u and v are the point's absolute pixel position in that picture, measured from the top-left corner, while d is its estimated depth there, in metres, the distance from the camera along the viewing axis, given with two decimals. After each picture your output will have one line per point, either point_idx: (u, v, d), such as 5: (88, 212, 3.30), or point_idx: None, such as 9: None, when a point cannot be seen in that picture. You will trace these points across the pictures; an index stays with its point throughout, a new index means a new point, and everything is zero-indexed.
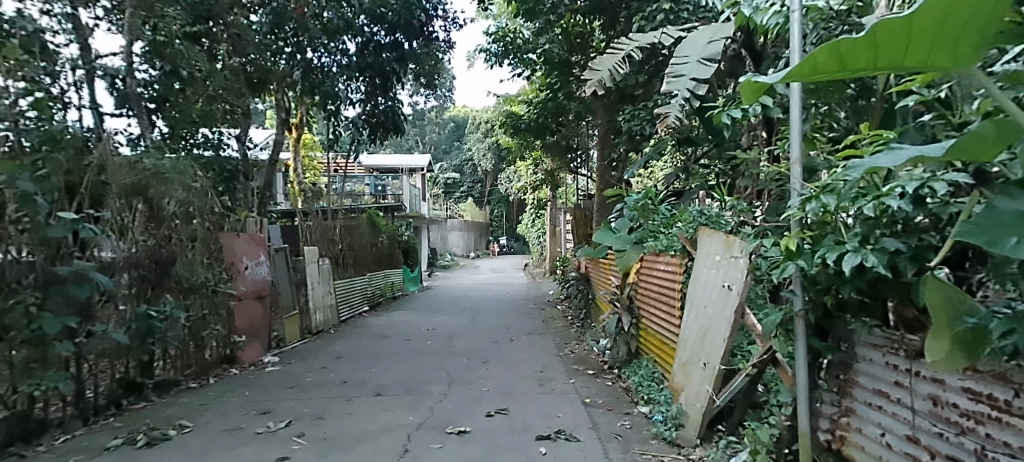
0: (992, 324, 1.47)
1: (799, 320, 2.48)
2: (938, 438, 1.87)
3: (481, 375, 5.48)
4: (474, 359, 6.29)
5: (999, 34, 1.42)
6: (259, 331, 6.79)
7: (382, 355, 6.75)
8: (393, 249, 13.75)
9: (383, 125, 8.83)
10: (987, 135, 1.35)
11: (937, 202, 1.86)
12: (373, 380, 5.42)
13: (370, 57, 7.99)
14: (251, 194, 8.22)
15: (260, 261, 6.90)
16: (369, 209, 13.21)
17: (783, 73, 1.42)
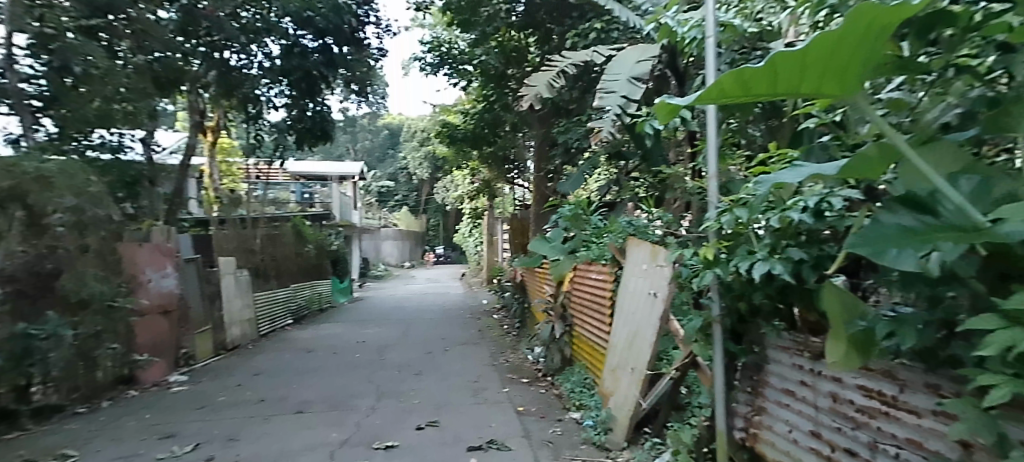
0: (878, 326, 1.64)
1: (716, 325, 2.66)
2: (838, 432, 2.03)
3: (412, 388, 5.42)
4: (406, 371, 6.20)
5: (881, 66, 1.60)
6: (164, 348, 6.40)
7: (306, 370, 6.54)
8: (320, 258, 13.38)
9: (310, 130, 8.85)
10: (869, 157, 1.53)
11: (835, 215, 2.02)
12: (294, 397, 5.25)
13: (297, 60, 7.88)
14: (159, 201, 7.70)
15: (166, 273, 6.53)
16: (295, 217, 12.78)
17: (694, 96, 1.53)
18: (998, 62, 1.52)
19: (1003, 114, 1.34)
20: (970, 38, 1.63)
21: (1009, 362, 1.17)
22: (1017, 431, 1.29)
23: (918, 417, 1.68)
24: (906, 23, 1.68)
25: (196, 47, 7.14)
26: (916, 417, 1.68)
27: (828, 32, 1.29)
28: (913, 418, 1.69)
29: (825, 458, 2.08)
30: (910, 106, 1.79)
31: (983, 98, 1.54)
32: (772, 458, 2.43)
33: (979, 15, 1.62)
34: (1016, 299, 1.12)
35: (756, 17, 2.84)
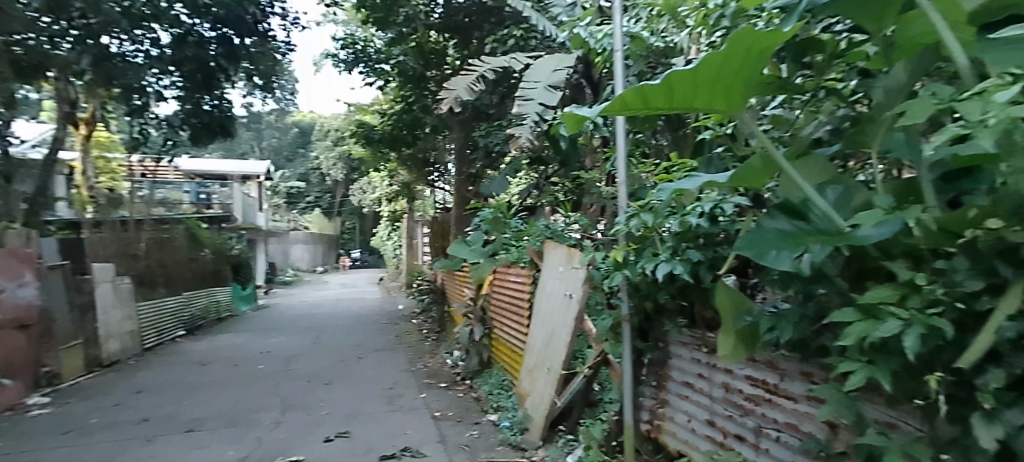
0: (761, 321, 1.80)
1: (625, 324, 2.79)
2: (729, 420, 2.21)
3: (321, 398, 5.27)
4: (315, 381, 6.00)
5: (763, 85, 1.77)
6: (22, 368, 5.80)
7: (200, 384, 6.18)
8: (218, 264, 12.60)
9: (207, 126, 8.36)
10: (755, 167, 1.69)
11: (727, 220, 2.20)
12: (186, 414, 4.95)
13: (190, 51, 7.32)
14: (15, 202, 6.88)
15: (23, 283, 5.95)
16: (188, 218, 11.98)
17: (598, 108, 1.63)
18: (860, 87, 1.71)
19: (858, 130, 1.48)
20: (836, 64, 1.82)
21: (863, 350, 1.30)
22: (876, 411, 1.46)
23: (795, 403, 1.86)
24: (784, 47, 1.86)
25: (67, 30, 6.45)
26: (793, 403, 1.87)
27: (714, 54, 1.42)
28: (792, 404, 1.88)
29: (719, 444, 2.26)
30: (789, 122, 1.98)
31: (848, 118, 1.73)
32: (674, 447, 2.59)
33: (844, 44, 1.81)
34: (869, 295, 1.24)
35: (661, 34, 2.96)
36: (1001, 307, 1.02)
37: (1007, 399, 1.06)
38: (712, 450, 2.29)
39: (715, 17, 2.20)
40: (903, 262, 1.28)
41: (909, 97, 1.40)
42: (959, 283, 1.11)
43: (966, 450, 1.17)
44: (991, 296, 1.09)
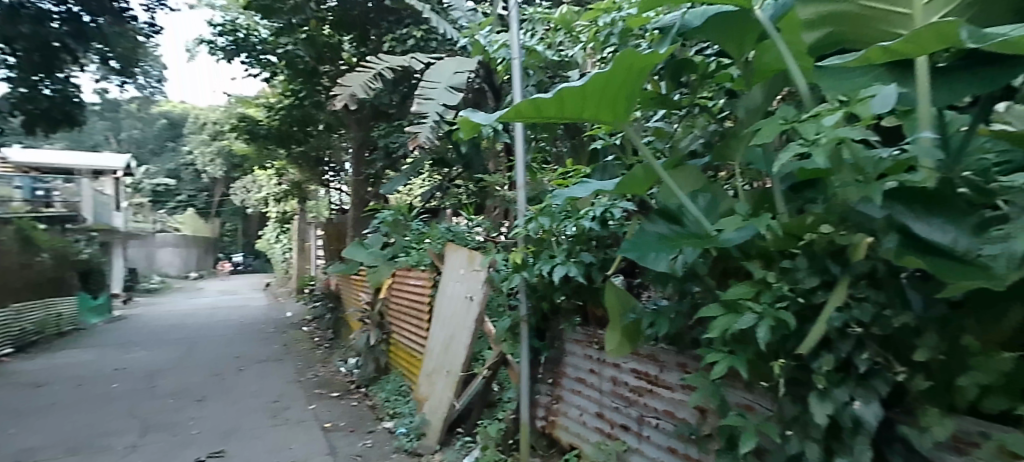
0: (643, 317, 1.94)
1: (522, 324, 2.86)
2: (616, 411, 2.35)
3: (191, 416, 4.91)
4: (184, 399, 5.55)
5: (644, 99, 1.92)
6: None
7: (41, 408, 5.53)
8: (59, 271, 11.31)
9: (47, 114, 6.92)
10: (638, 177, 1.81)
11: (616, 224, 2.33)
12: (19, 443, 4.40)
13: (25, 26, 5.96)
14: None
15: None
16: (24, 218, 10.64)
17: (492, 117, 1.69)
18: (726, 105, 1.89)
19: (723, 144, 1.62)
20: (707, 84, 1.99)
21: (725, 341, 1.41)
22: (736, 394, 1.62)
23: (672, 391, 2.03)
24: (664, 66, 2.01)
25: None
26: (671, 391, 2.03)
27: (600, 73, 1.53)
28: (670, 392, 2.04)
29: (607, 434, 2.40)
30: (669, 134, 2.13)
31: (718, 132, 1.91)
32: (567, 441, 2.72)
33: (713, 66, 2.00)
34: (731, 292, 1.33)
35: (557, 47, 3.02)
36: (830, 300, 1.11)
37: (834, 380, 1.14)
38: (600, 441, 2.43)
39: (605, 35, 2.33)
40: (755, 261, 1.35)
41: (765, 117, 1.56)
42: (801, 279, 1.20)
43: (804, 427, 1.24)
44: (826, 290, 1.18)
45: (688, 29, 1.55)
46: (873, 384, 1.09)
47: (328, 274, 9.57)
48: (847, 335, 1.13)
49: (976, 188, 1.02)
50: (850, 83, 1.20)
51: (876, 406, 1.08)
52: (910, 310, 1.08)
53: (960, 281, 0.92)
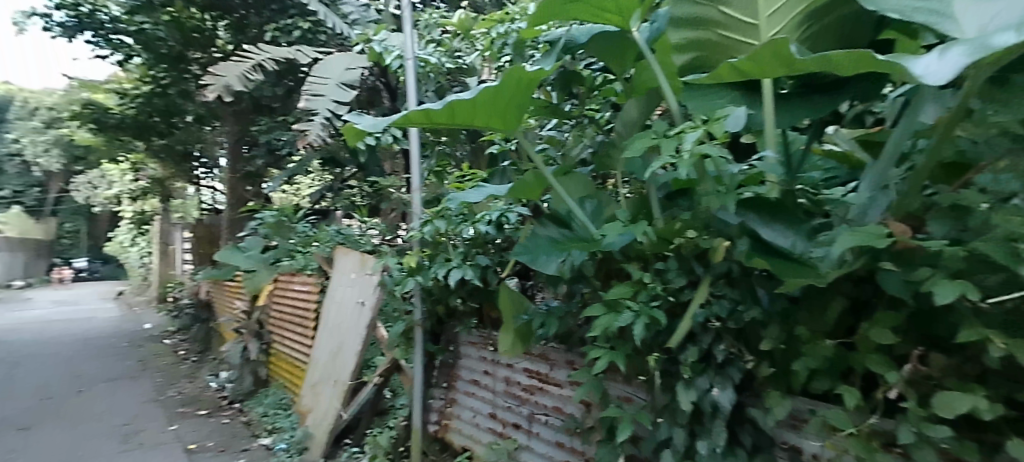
0: (534, 318, 1.98)
1: (416, 329, 2.83)
2: (508, 410, 2.43)
3: (14, 447, 4.27)
4: (1, 429, 4.75)
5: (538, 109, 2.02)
6: None
7: None
8: None
9: None
10: (529, 184, 1.79)
11: (511, 228, 2.33)
12: None
13: None
14: None
15: None
16: None
17: (382, 123, 1.67)
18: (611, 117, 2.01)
19: (605, 154, 1.65)
20: (594, 96, 2.10)
21: (607, 338, 1.45)
22: (618, 388, 1.71)
23: (561, 388, 2.12)
24: (556, 78, 2.11)
25: None
26: (560, 388, 2.13)
27: (490, 87, 1.53)
28: (559, 389, 2.14)
29: (499, 434, 2.45)
30: (560, 143, 2.17)
31: (605, 143, 2.00)
32: (459, 444, 2.74)
33: (598, 79, 2.12)
34: (612, 291, 1.36)
35: (454, 54, 2.96)
36: (697, 298, 1.24)
37: (697, 369, 1.27)
38: (493, 441, 2.48)
39: (499, 44, 2.40)
40: (633, 263, 1.42)
41: (642, 130, 1.62)
42: (671, 279, 1.31)
43: (673, 414, 1.34)
44: (691, 288, 1.30)
45: (575, 44, 1.64)
46: (729, 372, 1.23)
47: (195, 280, 8.72)
48: (707, 329, 1.27)
49: (812, 198, 1.17)
50: (712, 102, 1.30)
51: (731, 393, 1.21)
52: (758, 305, 1.21)
53: (795, 279, 1.02)
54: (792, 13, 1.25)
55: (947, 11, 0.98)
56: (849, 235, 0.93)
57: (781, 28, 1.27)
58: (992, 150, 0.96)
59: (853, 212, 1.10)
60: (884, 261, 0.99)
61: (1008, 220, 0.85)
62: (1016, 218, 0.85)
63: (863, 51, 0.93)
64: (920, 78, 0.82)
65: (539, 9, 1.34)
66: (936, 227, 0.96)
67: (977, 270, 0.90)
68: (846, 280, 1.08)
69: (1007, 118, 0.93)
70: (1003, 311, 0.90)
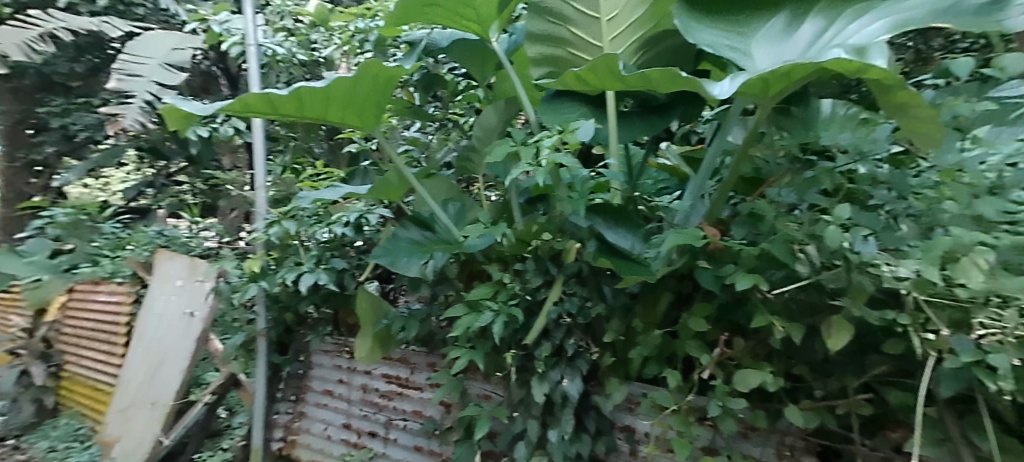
0: (395, 322, 1.78)
1: (261, 340, 2.36)
2: (364, 418, 2.20)
3: None
4: None
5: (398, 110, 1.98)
6: None
7: None
8: None
9: None
10: (391, 183, 1.64)
11: (372, 230, 2.06)
12: None
13: None
14: None
15: None
16: None
17: (216, 106, 1.50)
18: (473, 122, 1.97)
19: (468, 157, 1.62)
20: (458, 101, 2.04)
21: (468, 338, 1.47)
22: (477, 386, 1.72)
23: (422, 391, 2.01)
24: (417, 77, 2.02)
25: None
26: (421, 391, 2.01)
27: (344, 78, 1.45)
28: (420, 393, 2.02)
29: (352, 445, 2.22)
30: (424, 145, 2.03)
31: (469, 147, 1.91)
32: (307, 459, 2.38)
33: (462, 85, 2.07)
34: (473, 292, 1.39)
35: (309, 44, 2.61)
36: (551, 296, 1.32)
37: (550, 363, 1.35)
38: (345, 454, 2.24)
39: (358, 39, 2.31)
40: (494, 264, 1.46)
41: (502, 136, 1.61)
42: (529, 279, 1.37)
43: (528, 407, 1.42)
44: (546, 288, 1.38)
45: (437, 48, 1.66)
46: (577, 364, 1.33)
47: None
48: (559, 325, 1.36)
49: (648, 205, 1.33)
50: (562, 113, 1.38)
51: (578, 382, 1.31)
52: (604, 300, 1.34)
53: (630, 276, 1.13)
54: (630, 38, 1.39)
55: (745, 50, 1.15)
56: (673, 236, 1.05)
57: (625, 48, 1.41)
58: (777, 168, 1.19)
59: (678, 218, 1.24)
60: (700, 259, 1.16)
61: (787, 226, 1.05)
62: (791, 225, 1.05)
63: (672, 69, 1.02)
64: (715, 97, 0.98)
65: (396, 7, 1.32)
66: (737, 230, 1.15)
67: (767, 267, 1.10)
68: (672, 277, 1.25)
69: (788, 142, 1.17)
70: (785, 300, 1.10)
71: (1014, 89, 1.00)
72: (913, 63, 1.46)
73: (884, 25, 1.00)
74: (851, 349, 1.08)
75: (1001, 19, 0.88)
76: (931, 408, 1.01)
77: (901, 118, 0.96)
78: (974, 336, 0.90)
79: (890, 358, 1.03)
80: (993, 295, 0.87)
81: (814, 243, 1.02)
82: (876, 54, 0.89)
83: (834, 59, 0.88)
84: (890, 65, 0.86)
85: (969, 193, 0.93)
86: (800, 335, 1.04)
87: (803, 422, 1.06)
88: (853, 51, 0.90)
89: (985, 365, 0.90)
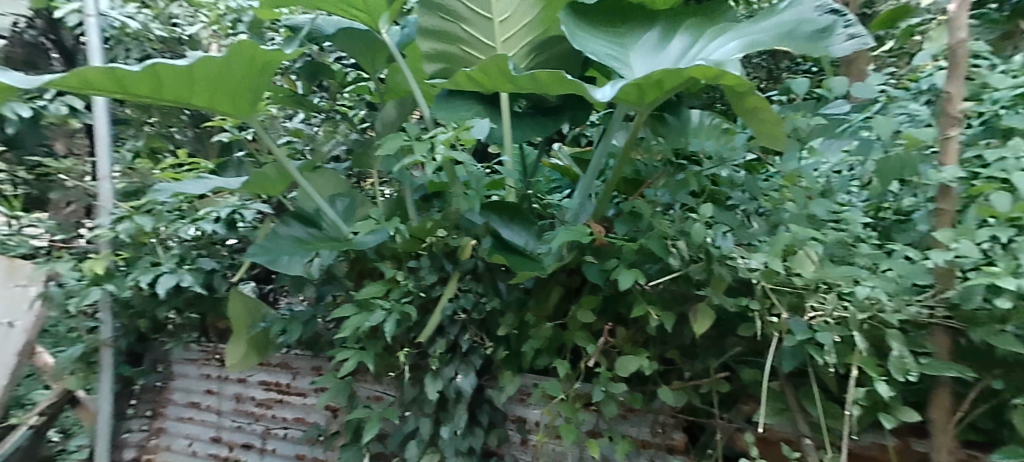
0: (273, 325, 1.65)
1: (106, 350, 2.07)
2: (237, 430, 2.02)
3: None
4: None
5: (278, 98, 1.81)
6: None
7: None
8: None
9: None
10: (270, 176, 1.52)
11: (247, 227, 1.92)
12: None
13: None
14: None
15: None
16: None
17: (46, 79, 1.27)
18: (370, 117, 1.83)
19: (361, 152, 1.55)
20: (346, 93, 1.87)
21: (357, 338, 1.42)
22: (367, 388, 1.65)
23: (305, 397, 1.88)
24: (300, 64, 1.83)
25: None
26: (304, 397, 1.89)
27: (211, 58, 1.31)
28: (302, 399, 1.89)
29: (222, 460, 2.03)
30: (308, 136, 1.89)
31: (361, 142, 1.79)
32: None
33: (351, 76, 1.90)
34: (364, 291, 1.35)
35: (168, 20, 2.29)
36: (446, 293, 1.31)
37: (444, 360, 1.35)
38: None
39: (230, 20, 2.14)
40: (386, 263, 1.42)
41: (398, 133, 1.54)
42: (423, 277, 1.35)
43: (420, 406, 1.41)
44: (441, 285, 1.37)
45: (321, 35, 1.58)
46: (472, 359, 1.34)
47: None
48: (454, 322, 1.35)
49: (541, 203, 1.37)
50: (460, 111, 1.37)
51: (472, 377, 1.33)
52: (497, 296, 1.36)
53: (525, 271, 1.18)
54: (522, 40, 1.42)
55: (624, 60, 1.21)
56: (563, 232, 1.10)
57: (515, 51, 1.44)
58: (654, 170, 1.30)
59: (568, 216, 1.28)
60: (587, 255, 1.23)
61: (662, 224, 1.16)
62: (666, 223, 1.15)
63: (561, 74, 1.07)
64: (597, 101, 1.02)
65: None
66: (620, 227, 1.22)
67: (644, 261, 1.20)
68: (563, 272, 1.32)
69: (662, 148, 1.28)
70: (660, 290, 1.20)
71: (838, 108, 1.16)
72: (766, 80, 1.67)
73: (738, 46, 1.14)
74: (714, 334, 1.21)
75: (827, 47, 1.02)
76: (776, 382, 1.17)
77: (751, 121, 1.09)
78: (806, 318, 1.04)
79: (745, 340, 1.17)
80: (821, 283, 1.02)
81: (684, 238, 1.13)
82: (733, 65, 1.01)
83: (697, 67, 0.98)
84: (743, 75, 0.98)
85: (805, 195, 1.09)
86: (672, 322, 1.14)
87: (674, 401, 1.17)
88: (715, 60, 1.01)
89: (814, 342, 1.06)
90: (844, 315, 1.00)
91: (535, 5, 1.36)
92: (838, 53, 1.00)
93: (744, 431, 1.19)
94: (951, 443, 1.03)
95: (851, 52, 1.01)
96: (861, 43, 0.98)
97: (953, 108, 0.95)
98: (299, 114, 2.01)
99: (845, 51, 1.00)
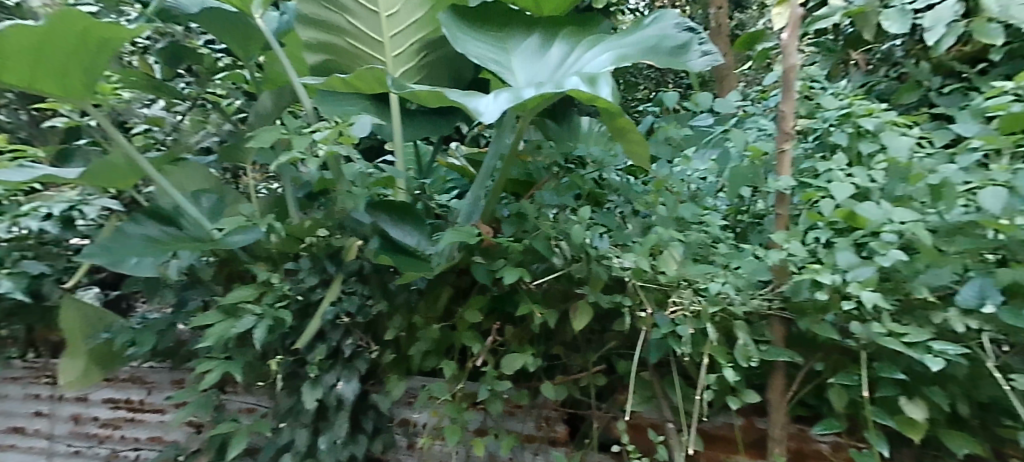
0: (117, 337, 1.44)
1: None
2: (75, 456, 1.78)
3: None
4: None
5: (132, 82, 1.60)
6: None
7: None
8: None
9: None
10: (116, 167, 1.34)
11: (89, 226, 1.65)
12: None
13: None
14: None
15: None
16: None
17: None
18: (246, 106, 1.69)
19: (232, 144, 1.42)
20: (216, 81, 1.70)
21: (224, 347, 1.30)
22: (237, 400, 1.53)
23: (162, 414, 1.69)
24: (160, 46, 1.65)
25: None
26: (160, 415, 1.69)
27: (26, 27, 1.10)
28: (158, 416, 1.69)
29: None
30: (170, 125, 1.70)
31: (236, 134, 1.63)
32: None
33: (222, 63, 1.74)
34: (232, 295, 1.24)
35: None
36: (328, 296, 1.24)
37: (324, 366, 1.28)
38: None
39: None
40: (260, 264, 1.33)
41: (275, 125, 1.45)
42: (302, 279, 1.28)
43: (296, 416, 1.32)
44: (323, 287, 1.30)
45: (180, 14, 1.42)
46: (355, 364, 1.29)
47: None
48: (336, 326, 1.29)
49: (431, 203, 1.35)
50: (344, 106, 1.32)
51: (355, 383, 1.27)
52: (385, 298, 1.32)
53: (411, 272, 1.16)
54: (410, 39, 1.41)
55: (507, 64, 1.25)
56: (451, 233, 1.10)
57: (403, 49, 1.42)
58: (544, 170, 1.34)
59: (459, 216, 1.30)
60: (475, 255, 1.24)
61: (545, 225, 1.20)
62: (548, 225, 1.19)
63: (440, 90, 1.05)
64: (473, 114, 1.02)
65: None
66: (507, 228, 1.25)
67: (531, 260, 1.24)
68: (451, 272, 1.30)
69: (551, 151, 1.31)
70: (544, 290, 1.25)
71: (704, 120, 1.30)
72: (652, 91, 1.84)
73: (608, 57, 1.19)
74: (593, 330, 1.29)
75: (685, 61, 1.15)
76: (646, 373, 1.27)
77: (620, 141, 1.12)
78: (668, 313, 1.13)
79: (620, 334, 1.25)
80: (682, 280, 1.11)
81: (566, 239, 1.18)
82: (603, 86, 1.02)
83: (570, 90, 1.00)
84: (612, 99, 1.00)
85: (675, 200, 1.20)
86: (554, 320, 1.19)
87: (554, 395, 1.23)
88: (586, 81, 1.02)
89: (675, 335, 1.16)
90: (699, 309, 1.10)
91: (422, 4, 1.36)
92: (695, 67, 1.14)
93: (618, 420, 1.27)
94: (784, 419, 1.19)
95: (705, 67, 1.16)
96: (713, 60, 1.13)
97: (787, 125, 1.10)
98: (160, 100, 1.80)
99: (700, 65, 1.14)
